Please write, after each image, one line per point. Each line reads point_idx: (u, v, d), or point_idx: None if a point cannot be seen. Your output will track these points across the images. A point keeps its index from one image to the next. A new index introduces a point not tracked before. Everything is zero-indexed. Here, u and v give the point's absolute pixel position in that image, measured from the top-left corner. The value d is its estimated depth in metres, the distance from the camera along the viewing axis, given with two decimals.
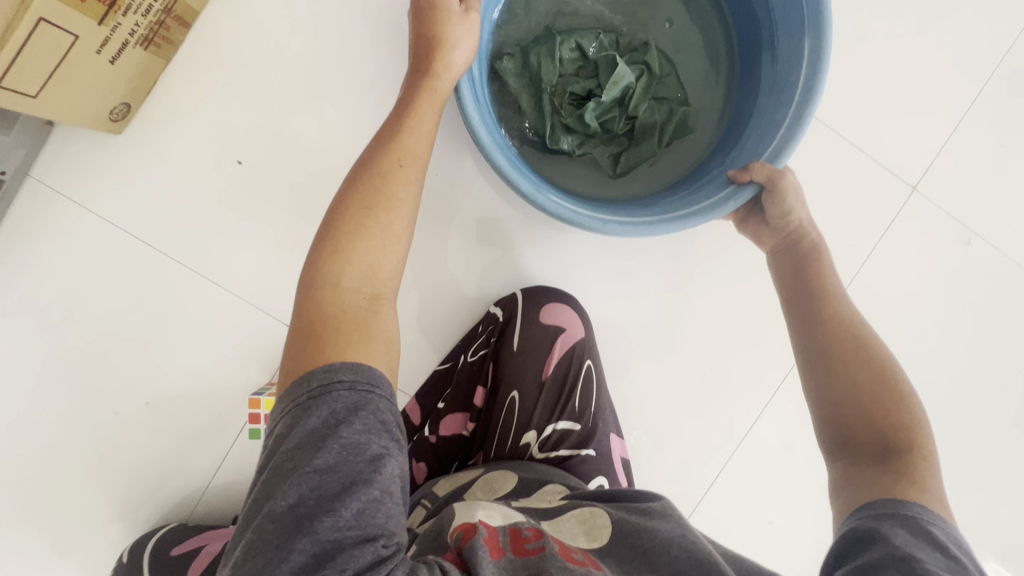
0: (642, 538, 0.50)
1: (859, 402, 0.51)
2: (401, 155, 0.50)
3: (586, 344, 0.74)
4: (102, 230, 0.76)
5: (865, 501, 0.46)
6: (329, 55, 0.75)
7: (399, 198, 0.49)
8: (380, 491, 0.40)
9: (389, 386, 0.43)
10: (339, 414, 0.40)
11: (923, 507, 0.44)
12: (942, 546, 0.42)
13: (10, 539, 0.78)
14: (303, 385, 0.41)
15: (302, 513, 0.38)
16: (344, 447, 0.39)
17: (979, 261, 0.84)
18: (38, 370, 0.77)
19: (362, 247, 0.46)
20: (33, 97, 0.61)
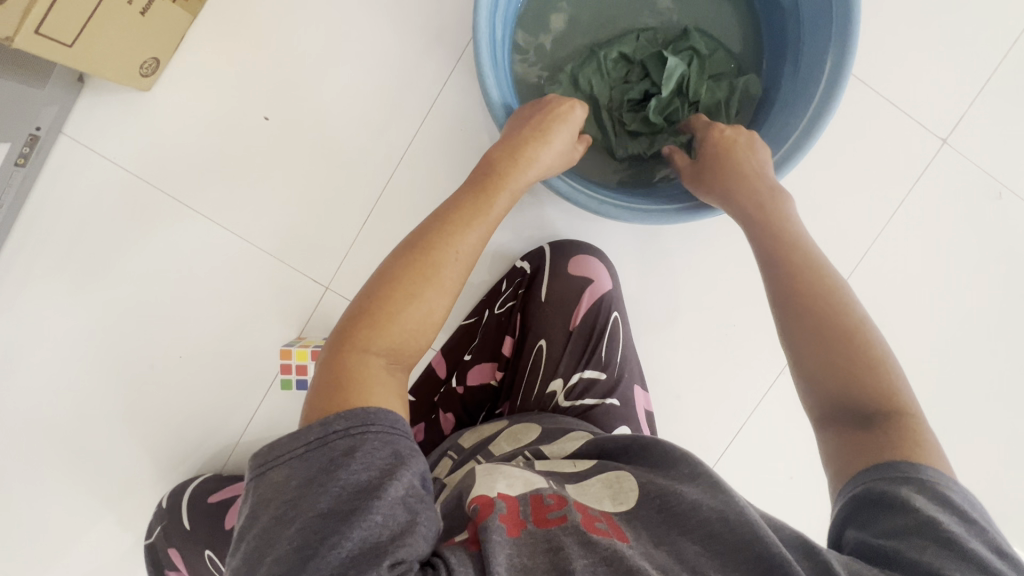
0: (669, 501, 0.46)
1: (853, 372, 0.46)
2: (457, 222, 0.52)
3: (612, 297, 0.75)
4: (134, 187, 0.77)
5: (876, 462, 0.42)
6: (353, 9, 0.75)
7: (443, 280, 0.48)
8: (383, 517, 0.38)
9: (387, 417, 0.41)
10: (335, 457, 0.39)
11: (937, 467, 0.41)
12: (960, 510, 0.39)
13: (55, 489, 0.81)
14: (300, 437, 0.40)
15: (304, 554, 0.36)
16: (340, 488, 0.38)
17: (1009, 214, 0.83)
18: (74, 324, 0.79)
19: (396, 311, 0.46)
20: (68, 46, 0.61)
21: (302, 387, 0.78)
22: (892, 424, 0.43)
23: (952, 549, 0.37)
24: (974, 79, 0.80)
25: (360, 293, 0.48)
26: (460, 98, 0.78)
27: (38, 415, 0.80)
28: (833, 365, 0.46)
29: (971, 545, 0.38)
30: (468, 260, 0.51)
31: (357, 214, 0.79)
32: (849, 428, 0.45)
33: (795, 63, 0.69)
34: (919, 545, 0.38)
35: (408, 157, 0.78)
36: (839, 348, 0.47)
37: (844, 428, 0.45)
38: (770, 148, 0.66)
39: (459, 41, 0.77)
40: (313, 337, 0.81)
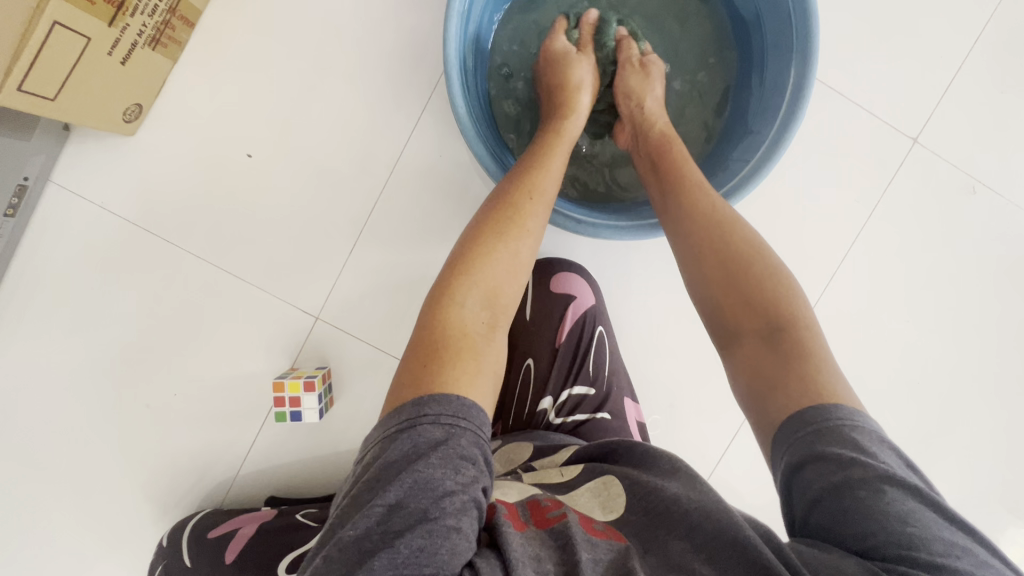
0: (652, 498, 0.47)
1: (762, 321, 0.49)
2: (531, 189, 0.54)
3: (597, 311, 0.76)
4: (122, 229, 0.79)
5: (780, 423, 0.44)
6: (330, 45, 0.77)
7: (529, 227, 0.53)
8: (445, 527, 0.38)
9: (477, 417, 0.42)
10: (418, 449, 0.40)
11: (840, 406, 0.43)
12: (870, 452, 0.40)
13: (57, 533, 0.81)
14: (394, 417, 0.42)
15: (367, 546, 0.37)
16: (416, 484, 0.38)
17: (985, 208, 0.84)
18: (69, 367, 0.80)
19: (488, 270, 0.49)
20: (52, 100, 0.63)
21: (297, 418, 0.78)
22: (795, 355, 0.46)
23: (872, 501, 0.38)
24: (938, 78, 0.81)
25: (446, 262, 0.51)
26: (437, 127, 0.79)
27: (37, 460, 0.80)
28: (730, 294, 0.51)
29: (889, 489, 0.38)
30: (540, 233, 0.54)
31: (344, 243, 0.80)
32: (757, 348, 0.48)
33: (758, 90, 0.70)
34: (840, 506, 0.39)
35: (390, 187, 0.80)
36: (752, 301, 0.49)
37: (760, 365, 0.48)
38: (738, 163, 0.68)
39: (434, 71, 0.79)
40: (306, 368, 0.81)
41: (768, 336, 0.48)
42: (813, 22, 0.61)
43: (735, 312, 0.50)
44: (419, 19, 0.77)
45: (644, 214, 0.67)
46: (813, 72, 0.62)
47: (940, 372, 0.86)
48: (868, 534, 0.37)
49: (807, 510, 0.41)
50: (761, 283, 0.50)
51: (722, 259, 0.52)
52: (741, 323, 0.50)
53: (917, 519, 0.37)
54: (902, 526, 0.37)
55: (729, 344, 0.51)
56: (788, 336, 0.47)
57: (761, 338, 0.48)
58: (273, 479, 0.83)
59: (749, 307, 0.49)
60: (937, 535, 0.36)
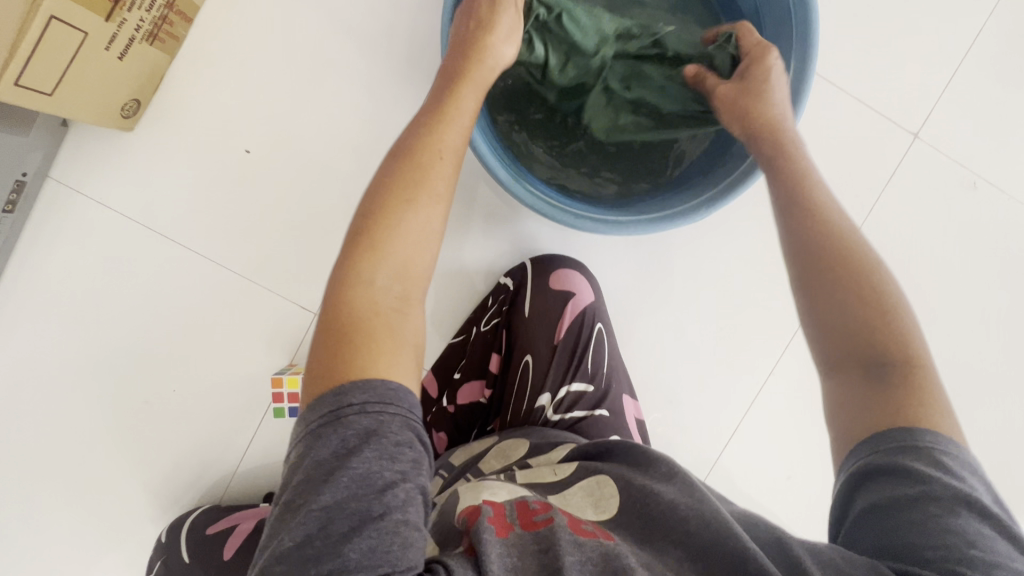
0: (647, 504, 0.47)
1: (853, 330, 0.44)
2: (438, 147, 0.50)
3: (596, 308, 0.76)
4: (121, 226, 0.79)
5: (869, 433, 0.42)
6: (329, 41, 0.77)
7: (437, 190, 0.48)
8: (390, 522, 0.37)
9: (405, 400, 0.40)
10: (348, 444, 0.38)
11: (938, 432, 0.41)
12: (953, 474, 0.39)
13: (55, 527, 0.81)
14: (315, 411, 0.40)
15: (309, 552, 0.36)
16: (353, 481, 0.37)
17: (987, 205, 0.84)
18: (68, 363, 0.80)
19: (398, 240, 0.45)
20: (48, 96, 0.63)
21: (295, 415, 0.78)
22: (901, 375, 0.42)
23: (940, 520, 0.37)
24: (939, 75, 0.81)
25: (349, 233, 0.47)
26: None
27: (36, 455, 0.80)
28: (851, 325, 0.45)
29: (962, 513, 0.38)
30: (450, 193, 0.50)
31: (342, 239, 0.80)
32: (862, 384, 0.43)
33: None
34: (908, 520, 0.38)
35: None
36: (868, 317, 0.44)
37: (857, 377, 0.43)
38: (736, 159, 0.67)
39: (432, 67, 0.78)
40: (305, 364, 0.81)
41: (878, 373, 0.43)
42: (813, 18, 0.61)
43: (854, 343, 0.44)
44: (417, 16, 0.77)
45: (639, 212, 0.67)
46: (813, 67, 0.61)
47: (939, 369, 0.86)
48: (930, 548, 0.37)
49: (865, 516, 0.40)
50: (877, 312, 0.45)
51: (841, 272, 0.46)
52: (842, 355, 0.45)
53: (984, 544, 0.37)
54: (967, 547, 0.36)
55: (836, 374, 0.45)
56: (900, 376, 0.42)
57: (871, 376, 0.43)
58: (271, 475, 0.83)
59: (863, 324, 0.44)
60: (1001, 561, 0.36)
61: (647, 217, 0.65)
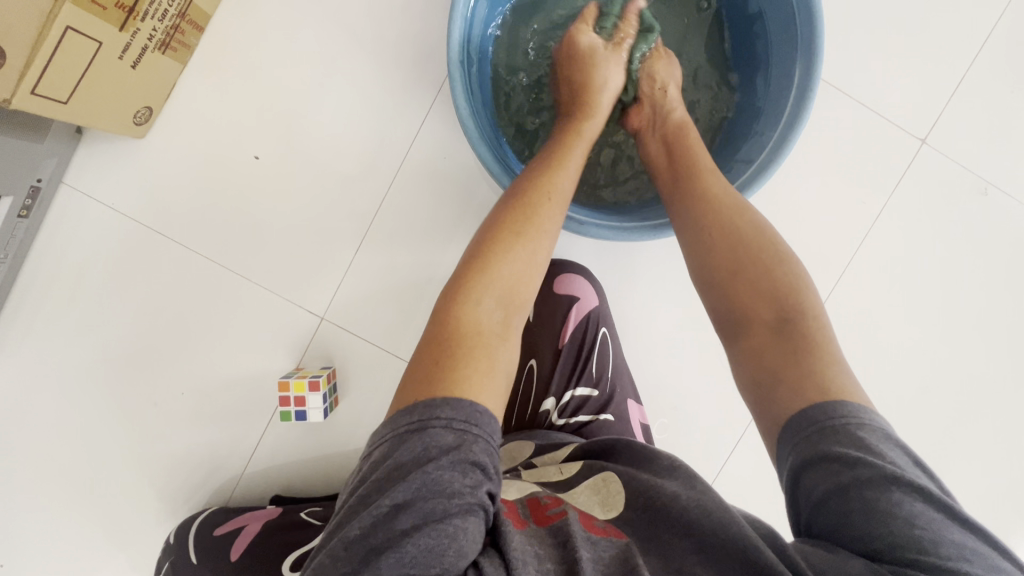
0: (652, 496, 0.47)
1: (744, 289, 0.50)
2: (549, 187, 0.56)
3: (600, 312, 0.75)
4: (132, 230, 0.80)
5: (787, 419, 0.43)
6: (336, 48, 0.78)
7: (545, 229, 0.54)
8: (452, 525, 0.38)
9: (488, 425, 0.42)
10: (430, 453, 0.40)
11: (846, 402, 0.42)
12: (875, 451, 0.39)
13: (67, 527, 0.83)
14: (406, 416, 0.42)
15: (372, 543, 0.37)
16: (425, 486, 0.38)
17: (996, 211, 0.83)
18: (79, 365, 0.81)
19: (504, 266, 0.50)
20: (64, 103, 0.64)
21: (302, 418, 0.78)
22: (794, 327, 0.47)
23: (879, 503, 0.37)
24: (947, 78, 0.80)
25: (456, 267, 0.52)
26: (441, 130, 0.80)
27: (49, 457, 0.82)
28: (738, 284, 0.51)
29: (899, 491, 0.37)
30: (554, 233, 0.54)
31: (349, 244, 0.81)
32: (765, 338, 0.48)
33: (764, 90, 0.70)
34: (846, 507, 0.38)
35: (395, 189, 0.81)
36: (762, 283, 0.50)
37: (758, 334, 0.49)
38: (744, 163, 0.67)
39: (438, 74, 0.79)
40: (311, 368, 0.82)
41: (775, 328, 0.48)
42: (818, 22, 0.61)
43: (744, 300, 0.50)
44: (423, 23, 0.78)
45: (645, 217, 0.67)
46: (815, 79, 0.62)
47: (949, 373, 0.85)
48: (874, 537, 0.37)
49: (813, 511, 0.40)
50: (772, 271, 0.50)
51: (732, 246, 0.52)
52: (749, 316, 0.50)
53: (925, 521, 0.36)
54: (910, 528, 0.36)
55: (735, 335, 0.51)
56: (796, 326, 0.47)
57: (768, 328, 0.48)
58: (279, 478, 0.84)
59: (767, 295, 0.49)
60: (946, 538, 0.36)
61: (651, 223, 0.65)
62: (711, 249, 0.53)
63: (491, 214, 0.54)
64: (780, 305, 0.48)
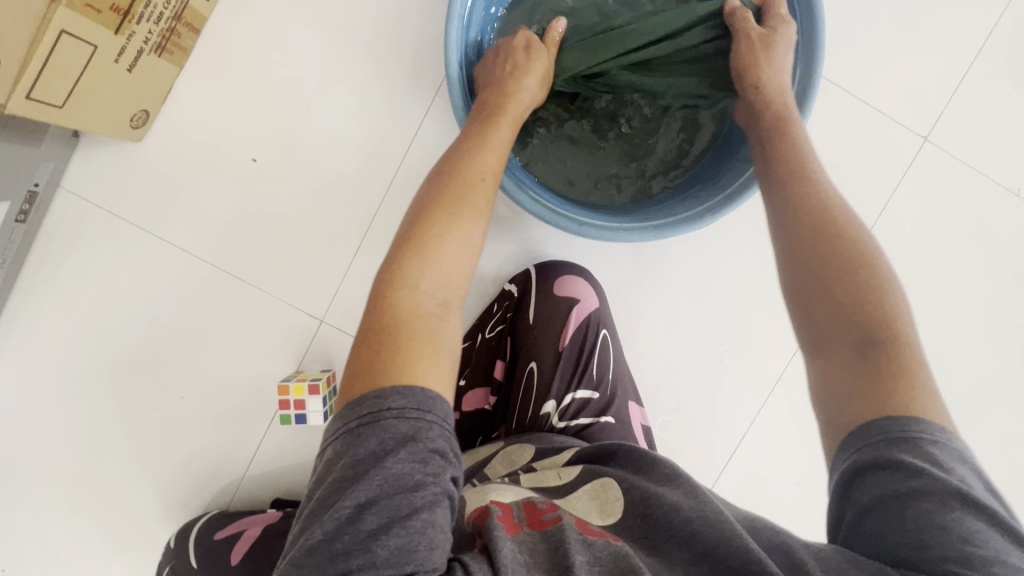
0: (652, 505, 0.47)
1: (855, 299, 0.45)
2: (482, 169, 0.55)
3: (601, 315, 0.75)
4: (130, 234, 0.80)
5: (857, 423, 0.41)
6: (333, 50, 0.78)
7: (486, 210, 0.52)
8: (417, 518, 0.38)
9: (442, 409, 0.41)
10: (386, 446, 0.39)
11: (923, 418, 0.40)
12: (946, 467, 0.38)
13: (68, 532, 0.82)
14: (354, 411, 0.41)
15: (338, 546, 0.37)
16: (385, 481, 0.38)
17: (1000, 209, 0.82)
18: (77, 369, 0.81)
19: (442, 248, 0.48)
20: (60, 107, 0.64)
21: (302, 422, 0.78)
22: (889, 347, 0.43)
23: (933, 515, 0.37)
24: (950, 75, 0.80)
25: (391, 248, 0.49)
26: (439, 131, 0.79)
27: (49, 462, 0.82)
28: (831, 288, 0.46)
29: (959, 508, 0.37)
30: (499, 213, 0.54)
31: (348, 246, 0.81)
32: (849, 356, 0.44)
33: None
34: (901, 516, 0.37)
35: (394, 191, 0.80)
36: (854, 297, 0.45)
37: (847, 352, 0.44)
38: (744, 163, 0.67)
39: (436, 75, 0.79)
40: (311, 371, 0.82)
41: (861, 346, 0.43)
42: (820, 20, 0.60)
43: (834, 313, 0.46)
44: (420, 23, 0.77)
45: (645, 218, 0.66)
46: (818, 77, 0.61)
47: (952, 373, 0.85)
48: (922, 544, 0.36)
49: (860, 514, 0.39)
50: (860, 280, 0.46)
51: (816, 245, 0.49)
52: (832, 331, 0.45)
53: (981, 540, 0.35)
54: (962, 543, 0.35)
55: (821, 348, 0.46)
56: (889, 350, 0.42)
57: (856, 347, 0.44)
58: (279, 481, 0.84)
59: (855, 310, 0.45)
60: (999, 558, 0.35)
61: (651, 224, 0.64)
62: (798, 246, 0.50)
63: (418, 197, 0.53)
64: (863, 315, 0.44)
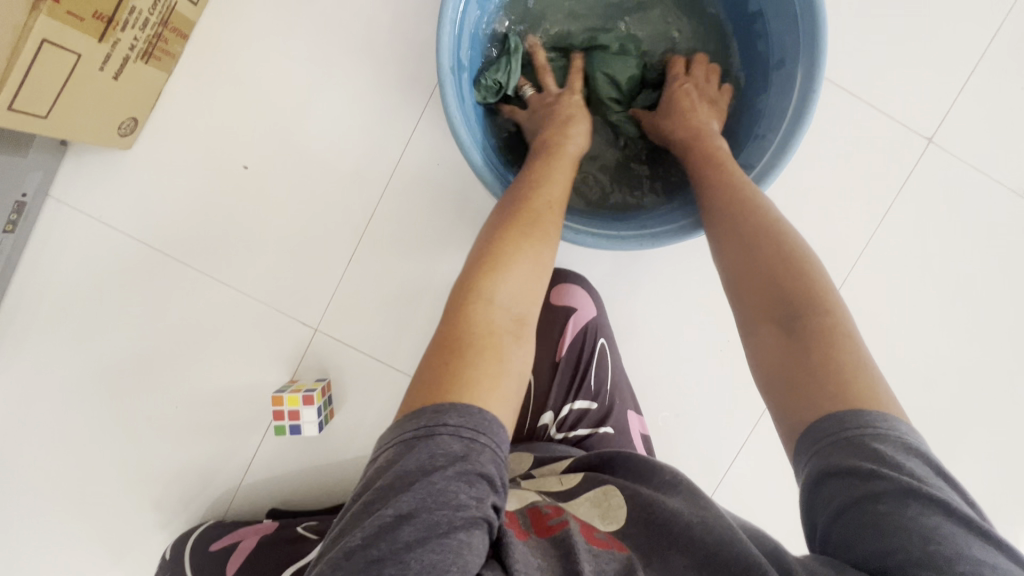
0: (655, 510, 0.46)
1: (770, 277, 0.48)
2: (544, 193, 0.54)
3: (599, 324, 0.73)
4: (120, 243, 0.79)
5: (806, 427, 0.41)
6: (324, 54, 0.76)
7: (547, 233, 0.52)
8: (457, 539, 0.37)
9: (496, 434, 0.41)
10: (437, 461, 0.38)
11: (867, 410, 0.40)
12: (894, 464, 0.37)
13: (63, 543, 0.82)
14: (412, 421, 0.40)
15: (373, 554, 0.35)
16: (430, 495, 0.37)
17: (1005, 211, 0.81)
18: (70, 381, 0.80)
19: (512, 273, 0.48)
20: (44, 117, 0.62)
21: (297, 432, 0.77)
22: (807, 322, 0.44)
23: (893, 516, 0.36)
24: (955, 75, 0.78)
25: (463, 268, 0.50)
26: (433, 135, 0.78)
27: (43, 473, 0.81)
28: (753, 270, 0.49)
29: (914, 504, 0.36)
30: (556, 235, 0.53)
31: (342, 254, 0.80)
32: (774, 336, 0.46)
33: (764, 92, 0.68)
34: (861, 521, 0.37)
35: (388, 197, 0.79)
36: (790, 282, 0.47)
37: (772, 331, 0.46)
38: (745, 167, 0.65)
39: (429, 79, 0.77)
40: (306, 380, 0.81)
41: (787, 322, 0.45)
42: (822, 20, 0.59)
43: (757, 294, 0.48)
44: (412, 26, 0.76)
45: (645, 225, 0.65)
46: (818, 80, 0.59)
47: (956, 378, 0.84)
48: (888, 551, 0.35)
49: (829, 522, 0.39)
50: (789, 266, 0.48)
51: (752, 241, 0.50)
52: (754, 308, 0.48)
53: (942, 536, 0.34)
54: (924, 544, 0.34)
55: (752, 324, 0.48)
56: (812, 324, 0.44)
57: (779, 324, 0.46)
58: (276, 491, 0.83)
59: (784, 293, 0.47)
60: (964, 554, 0.34)
61: (649, 232, 0.63)
62: (731, 243, 0.51)
63: (493, 217, 0.53)
64: (795, 297, 0.46)
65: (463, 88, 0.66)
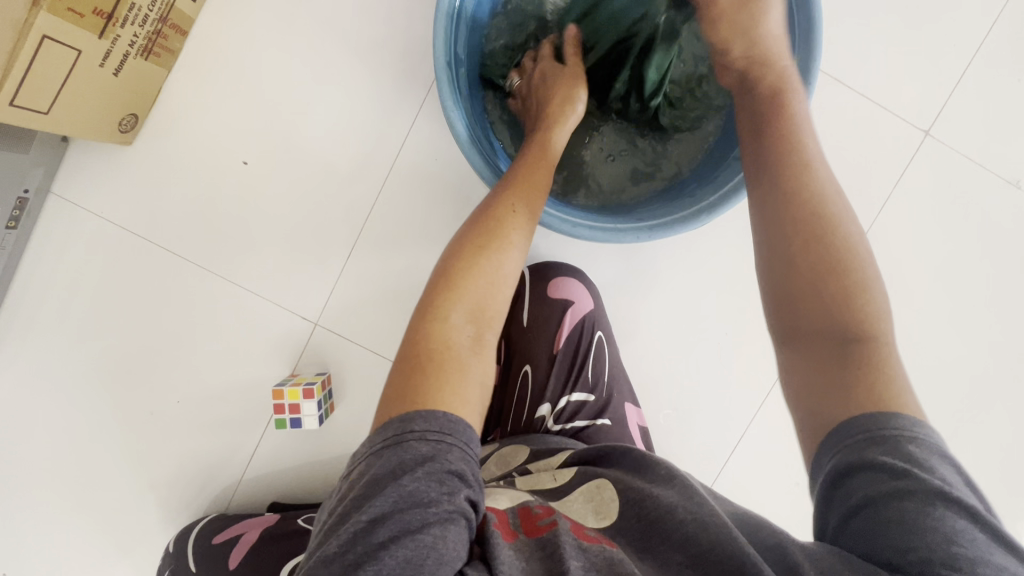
0: (647, 505, 0.46)
1: (827, 276, 0.44)
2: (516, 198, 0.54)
3: (596, 316, 0.74)
4: (121, 238, 0.79)
5: (834, 424, 0.41)
6: (322, 50, 0.77)
7: (510, 238, 0.52)
8: (431, 535, 0.37)
9: (464, 432, 0.42)
10: (405, 465, 0.39)
11: (901, 415, 0.40)
12: (924, 466, 0.38)
13: (66, 536, 0.83)
14: (380, 434, 0.41)
15: (348, 559, 0.36)
16: (401, 496, 0.38)
17: (1002, 203, 0.81)
18: (72, 375, 0.81)
19: (472, 283, 0.48)
20: (45, 113, 0.63)
21: (298, 425, 0.78)
22: (850, 323, 0.43)
23: (918, 516, 0.36)
24: (952, 67, 0.78)
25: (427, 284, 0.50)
26: (431, 131, 0.78)
27: (46, 466, 0.82)
28: (803, 274, 0.45)
29: (941, 506, 0.36)
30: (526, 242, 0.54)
31: (342, 249, 0.80)
32: (817, 339, 0.44)
33: None
34: (881, 517, 0.37)
35: (386, 192, 0.79)
36: (839, 282, 0.44)
37: (821, 333, 0.44)
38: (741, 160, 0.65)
39: (427, 74, 0.77)
40: (306, 374, 0.81)
41: (835, 325, 0.43)
42: (817, 16, 0.59)
43: (806, 292, 0.45)
44: (410, 22, 0.76)
45: (641, 218, 0.65)
46: (815, 71, 0.59)
47: (953, 370, 0.84)
48: (908, 548, 0.35)
49: (845, 516, 0.39)
50: (835, 258, 0.45)
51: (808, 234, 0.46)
52: (802, 307, 0.45)
53: (966, 540, 0.35)
54: (947, 544, 0.35)
55: (788, 323, 0.46)
56: (851, 325, 0.43)
57: (826, 325, 0.44)
58: (277, 484, 0.84)
59: (832, 290, 0.44)
60: (986, 558, 0.35)
61: (646, 224, 0.63)
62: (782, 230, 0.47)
63: (463, 230, 0.53)
64: (845, 298, 0.44)
65: (460, 82, 0.66)
